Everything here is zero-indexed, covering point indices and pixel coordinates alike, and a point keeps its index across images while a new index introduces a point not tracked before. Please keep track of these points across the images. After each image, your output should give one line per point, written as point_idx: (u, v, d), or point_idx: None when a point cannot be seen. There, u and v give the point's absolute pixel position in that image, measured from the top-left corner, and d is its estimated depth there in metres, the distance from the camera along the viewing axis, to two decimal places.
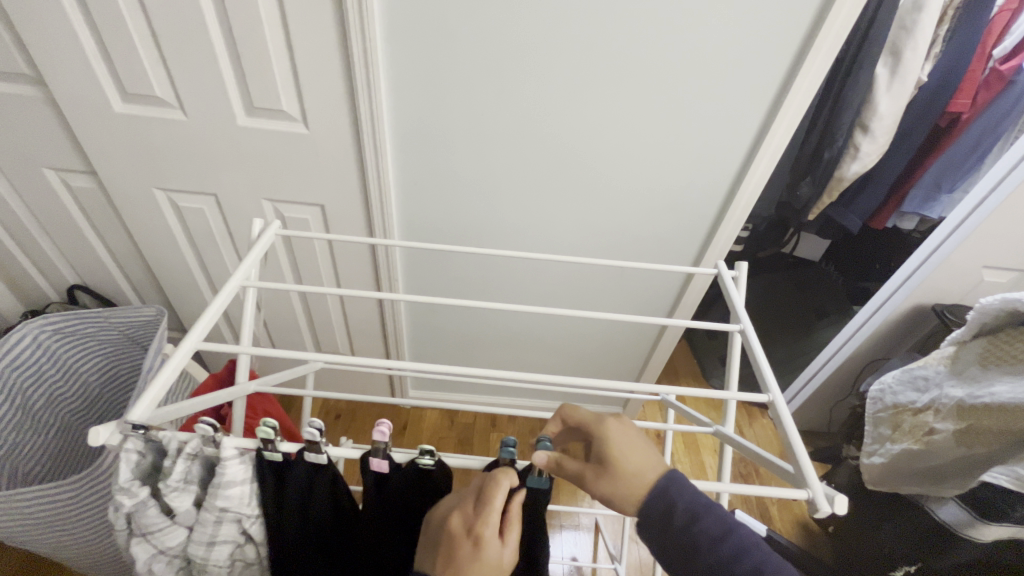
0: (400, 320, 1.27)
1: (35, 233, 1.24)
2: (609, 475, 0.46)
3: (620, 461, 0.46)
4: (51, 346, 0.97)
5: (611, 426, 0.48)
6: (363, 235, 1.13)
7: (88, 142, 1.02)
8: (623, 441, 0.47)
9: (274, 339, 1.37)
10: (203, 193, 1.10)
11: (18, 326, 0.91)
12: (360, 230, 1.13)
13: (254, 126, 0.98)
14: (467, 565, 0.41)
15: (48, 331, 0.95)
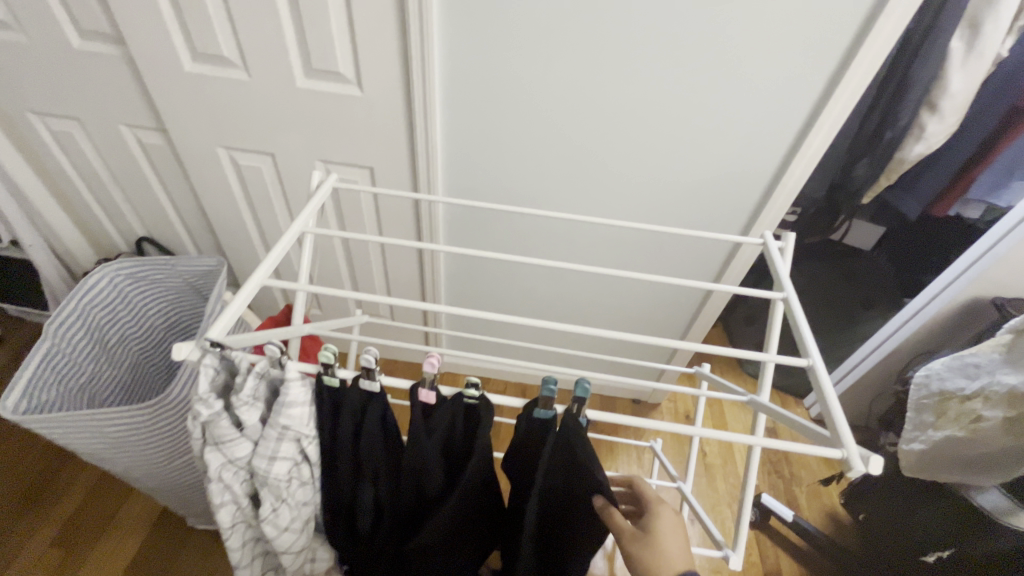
0: (439, 280, 1.32)
1: (109, 186, 1.34)
2: (647, 545, 0.52)
3: (662, 540, 0.53)
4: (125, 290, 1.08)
5: (664, 512, 0.56)
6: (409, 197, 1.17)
7: (160, 101, 1.08)
8: (670, 530, 0.54)
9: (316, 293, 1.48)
10: (262, 152, 1.16)
11: (96, 268, 1.01)
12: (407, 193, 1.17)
13: (312, 88, 1.02)
14: None
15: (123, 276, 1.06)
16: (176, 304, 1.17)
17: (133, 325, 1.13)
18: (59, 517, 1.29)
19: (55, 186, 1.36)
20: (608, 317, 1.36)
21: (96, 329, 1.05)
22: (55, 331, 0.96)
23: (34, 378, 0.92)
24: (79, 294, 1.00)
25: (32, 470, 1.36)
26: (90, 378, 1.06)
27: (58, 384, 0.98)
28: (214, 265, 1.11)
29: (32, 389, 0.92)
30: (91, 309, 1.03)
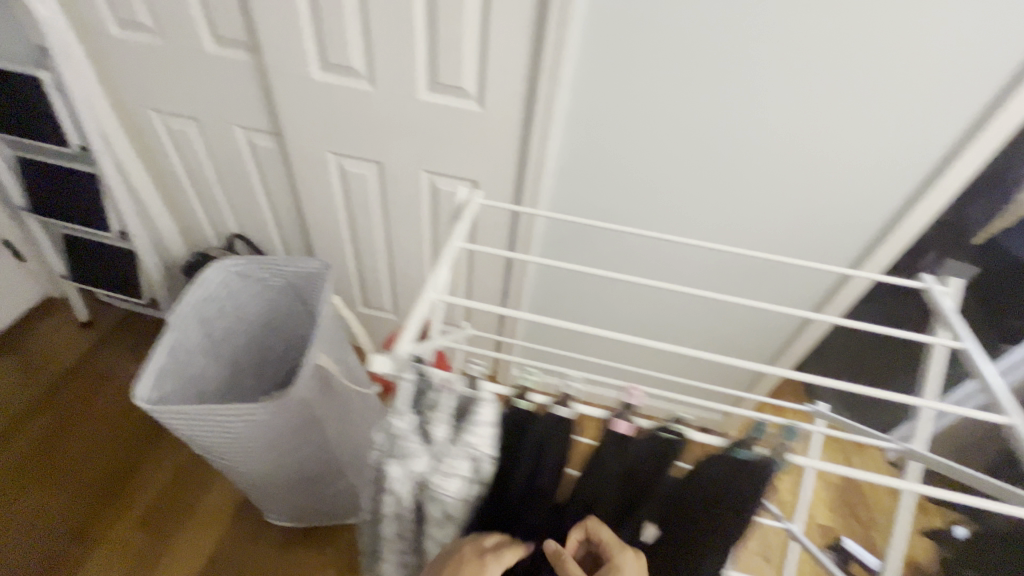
0: (526, 293, 1.33)
1: (212, 183, 1.39)
2: None
3: None
4: (234, 287, 1.13)
5: None
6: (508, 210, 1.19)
7: (280, 105, 1.11)
8: None
9: (397, 296, 1.51)
10: (369, 160, 1.18)
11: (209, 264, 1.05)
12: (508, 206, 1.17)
13: (433, 101, 1.03)
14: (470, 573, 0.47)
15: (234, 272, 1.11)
16: (274, 302, 1.22)
17: (233, 321, 1.17)
18: (150, 502, 1.34)
19: (160, 180, 1.42)
20: (692, 341, 1.35)
21: (207, 325, 1.09)
22: (177, 326, 1.00)
23: (161, 373, 0.96)
24: (196, 291, 1.04)
25: (124, 454, 1.42)
26: (200, 373, 1.10)
27: (177, 379, 1.02)
28: (318, 267, 1.14)
29: (159, 384, 0.95)
30: (205, 306, 1.07)
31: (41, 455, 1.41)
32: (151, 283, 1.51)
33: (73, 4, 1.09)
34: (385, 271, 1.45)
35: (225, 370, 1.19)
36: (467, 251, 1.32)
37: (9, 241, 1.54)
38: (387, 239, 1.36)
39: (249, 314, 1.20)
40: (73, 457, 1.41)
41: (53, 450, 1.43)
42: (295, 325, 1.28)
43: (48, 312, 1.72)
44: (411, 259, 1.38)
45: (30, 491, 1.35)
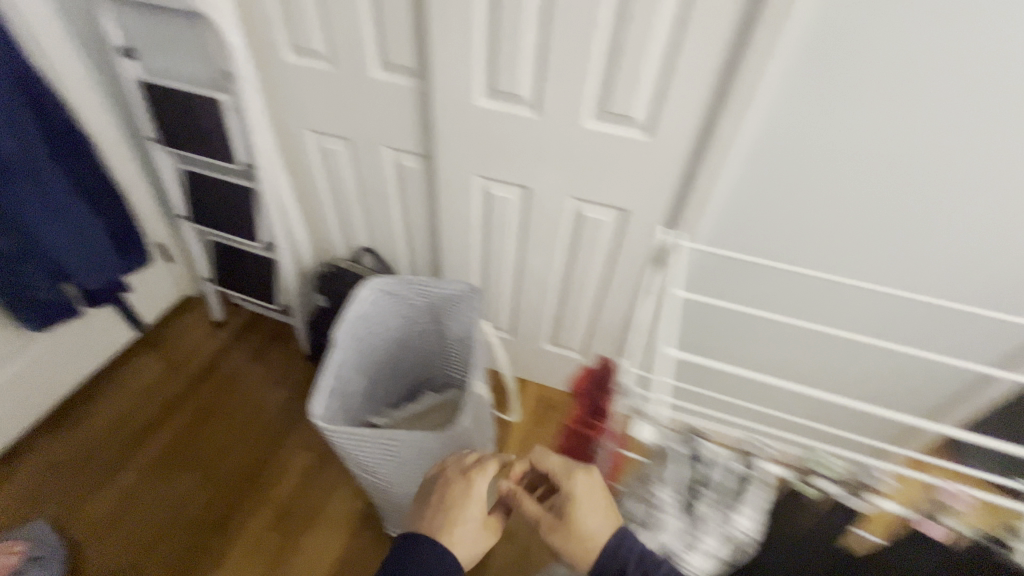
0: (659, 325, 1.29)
1: (352, 200, 1.45)
2: None
3: None
4: (379, 304, 1.17)
5: None
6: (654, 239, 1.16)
7: (438, 130, 1.14)
8: None
9: (517, 316, 1.52)
10: (515, 184, 1.19)
11: (362, 283, 1.11)
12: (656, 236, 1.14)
13: (596, 129, 1.02)
14: (460, 490, 0.81)
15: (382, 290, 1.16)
16: (411, 321, 1.27)
17: (376, 340, 1.22)
18: (278, 503, 1.40)
19: (303, 194, 1.50)
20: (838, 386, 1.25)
21: (358, 343, 1.15)
22: (338, 343, 1.06)
23: (326, 389, 1.02)
24: (352, 310, 1.10)
25: (254, 453, 1.50)
26: (350, 389, 1.16)
27: (336, 395, 1.08)
28: (460, 288, 1.17)
29: (323, 400, 1.01)
30: (358, 325, 1.13)
31: (179, 447, 1.50)
32: (285, 289, 1.60)
33: (255, 33, 1.16)
34: (509, 291, 1.46)
35: (366, 386, 1.25)
36: (602, 276, 1.30)
37: (163, 244, 1.68)
38: (518, 261, 1.36)
39: (387, 329, 1.24)
40: (207, 452, 1.50)
41: (189, 444, 1.51)
42: (426, 339, 1.32)
43: (184, 310, 1.86)
44: (538, 280, 1.38)
45: (170, 482, 1.43)
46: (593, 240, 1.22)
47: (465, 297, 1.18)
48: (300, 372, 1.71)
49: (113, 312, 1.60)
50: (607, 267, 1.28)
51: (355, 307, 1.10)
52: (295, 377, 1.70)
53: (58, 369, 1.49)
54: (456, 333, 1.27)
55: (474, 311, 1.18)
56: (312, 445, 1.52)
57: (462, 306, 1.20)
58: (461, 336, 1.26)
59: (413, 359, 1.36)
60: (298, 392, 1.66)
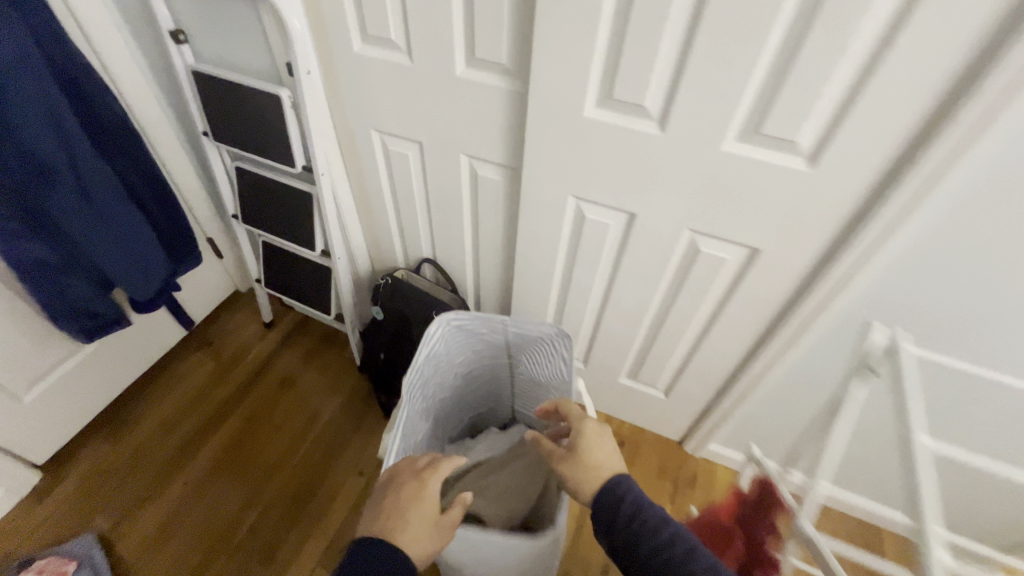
0: (771, 377, 1.11)
1: (418, 209, 1.29)
2: None
3: None
4: (450, 340, 1.03)
5: None
6: (785, 287, 0.95)
7: (531, 144, 0.95)
8: None
9: (594, 347, 1.35)
10: (617, 210, 0.99)
11: (434, 320, 0.97)
12: (789, 285, 0.94)
13: (740, 155, 0.80)
14: (414, 487, 0.79)
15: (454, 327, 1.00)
16: (485, 356, 1.12)
17: (446, 375, 1.09)
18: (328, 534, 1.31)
19: (364, 199, 1.35)
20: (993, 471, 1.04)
21: (427, 385, 1.02)
22: (406, 391, 0.93)
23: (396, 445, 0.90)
24: (422, 352, 0.96)
25: (302, 475, 1.41)
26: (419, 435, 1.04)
27: (405, 446, 0.96)
28: (547, 331, 1.00)
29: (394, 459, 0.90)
30: (428, 365, 0.99)
31: (225, 463, 1.42)
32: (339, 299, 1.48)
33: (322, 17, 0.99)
34: (589, 321, 1.29)
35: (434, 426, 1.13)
36: (707, 319, 1.11)
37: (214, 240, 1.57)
38: (606, 292, 1.18)
39: (456, 365, 1.10)
40: (254, 471, 1.41)
41: (235, 459, 1.43)
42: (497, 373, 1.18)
43: (232, 307, 1.77)
44: (626, 315, 1.20)
45: (217, 502, 1.35)
46: (706, 282, 1.02)
47: (553, 341, 1.00)
48: (350, 384, 1.61)
49: (162, 312, 1.52)
50: (714, 310, 1.08)
51: (425, 347, 0.96)
52: (345, 390, 1.60)
53: (109, 371, 1.42)
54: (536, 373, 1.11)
55: (563, 357, 1.00)
56: (364, 470, 1.43)
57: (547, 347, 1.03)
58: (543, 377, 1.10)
59: (483, 390, 1.23)
60: (348, 407, 1.56)
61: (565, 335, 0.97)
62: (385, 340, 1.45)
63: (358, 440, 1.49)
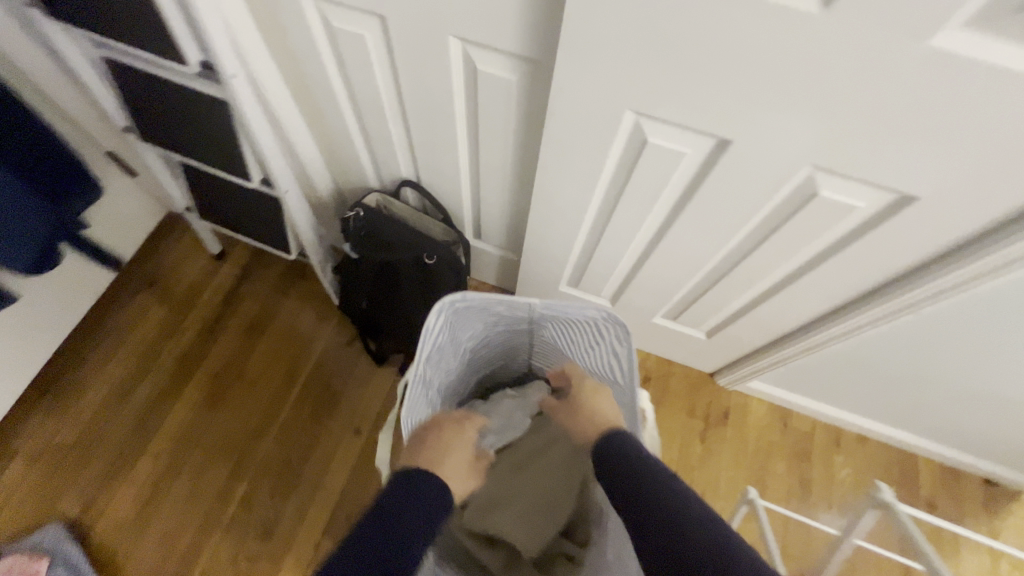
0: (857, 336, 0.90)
1: (392, 116, 0.91)
2: None
3: None
4: (456, 323, 0.79)
5: None
6: (927, 243, 0.68)
7: (573, 30, 0.57)
8: None
9: (627, 288, 1.11)
10: (699, 134, 0.65)
11: (436, 304, 0.71)
12: (934, 241, 0.67)
13: (958, 55, 0.46)
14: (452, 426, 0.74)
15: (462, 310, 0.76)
16: (503, 325, 0.89)
17: (455, 352, 0.87)
18: (328, 501, 1.18)
19: (313, 101, 0.95)
20: None
21: (432, 373, 0.80)
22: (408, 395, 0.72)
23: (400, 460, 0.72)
24: (424, 345, 0.72)
25: (289, 437, 1.24)
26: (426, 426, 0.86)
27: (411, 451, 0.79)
28: (591, 309, 0.76)
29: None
30: (434, 355, 0.76)
31: (197, 428, 1.24)
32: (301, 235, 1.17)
33: None
34: (624, 262, 1.02)
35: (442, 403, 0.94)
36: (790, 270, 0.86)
37: (117, 155, 1.15)
38: (655, 235, 0.90)
39: (463, 344, 0.88)
40: (232, 436, 1.24)
41: (207, 425, 1.25)
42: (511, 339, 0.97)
43: (169, 237, 1.44)
44: (677, 261, 0.93)
45: (196, 474, 1.20)
46: (808, 233, 0.74)
47: (598, 322, 0.77)
48: (329, 326, 1.37)
49: (76, 258, 1.17)
50: (804, 262, 0.82)
51: (428, 339, 0.72)
52: (324, 334, 1.37)
53: (29, 339, 1.14)
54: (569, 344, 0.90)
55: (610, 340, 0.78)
56: (359, 426, 1.26)
57: (588, 326, 0.80)
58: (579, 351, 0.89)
59: (498, 351, 1.02)
60: (329, 355, 1.34)
61: (618, 320, 0.74)
62: (365, 286, 1.18)
63: (347, 392, 1.30)
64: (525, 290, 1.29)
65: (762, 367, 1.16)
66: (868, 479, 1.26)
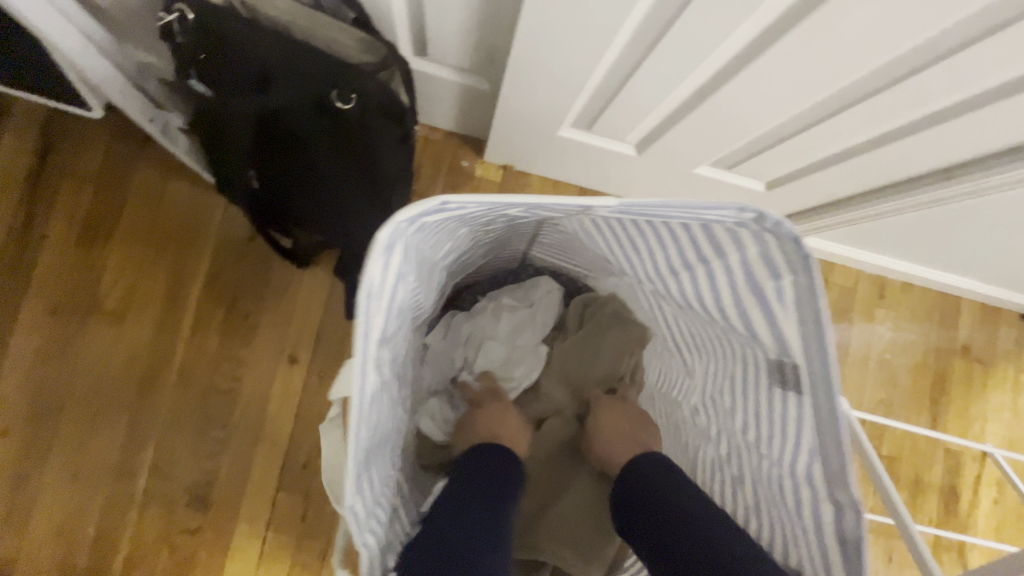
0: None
1: None
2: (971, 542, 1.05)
3: None
4: (416, 238, 0.46)
5: None
6: None
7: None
8: None
9: (671, 127, 0.74)
10: None
11: (382, 234, 0.39)
12: None
13: None
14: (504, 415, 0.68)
15: (429, 217, 0.43)
16: (495, 225, 0.57)
17: (426, 285, 0.57)
18: (273, 449, 0.90)
19: None
20: None
21: (395, 340, 0.51)
22: (364, 398, 0.42)
23: (369, 500, 0.46)
24: (373, 316, 0.41)
25: (195, 379, 0.90)
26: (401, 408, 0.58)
27: (384, 461, 0.52)
28: (726, 214, 0.40)
29: (374, 516, 0.47)
30: (393, 321, 0.47)
31: (56, 387, 0.88)
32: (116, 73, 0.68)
33: None
34: (695, 78, 0.62)
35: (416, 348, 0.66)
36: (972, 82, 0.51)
37: None
38: (781, 23, 0.50)
39: (437, 258, 0.57)
40: (112, 387, 0.89)
41: (69, 379, 0.88)
42: (512, 234, 0.65)
43: None
44: (777, 70, 0.55)
45: (76, 442, 0.88)
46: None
47: (733, 234, 0.42)
48: (213, 216, 0.92)
49: None
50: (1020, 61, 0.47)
51: (375, 302, 0.41)
52: (208, 229, 0.91)
53: None
54: (649, 267, 0.54)
55: (755, 264, 0.43)
56: (293, 352, 0.92)
57: (706, 241, 0.44)
58: (664, 279, 0.54)
59: (487, 258, 0.73)
60: (223, 260, 0.92)
61: (785, 228, 0.38)
62: (244, 157, 0.69)
63: (264, 309, 0.92)
64: (502, 137, 0.87)
65: (828, 223, 0.90)
66: (908, 328, 1.11)
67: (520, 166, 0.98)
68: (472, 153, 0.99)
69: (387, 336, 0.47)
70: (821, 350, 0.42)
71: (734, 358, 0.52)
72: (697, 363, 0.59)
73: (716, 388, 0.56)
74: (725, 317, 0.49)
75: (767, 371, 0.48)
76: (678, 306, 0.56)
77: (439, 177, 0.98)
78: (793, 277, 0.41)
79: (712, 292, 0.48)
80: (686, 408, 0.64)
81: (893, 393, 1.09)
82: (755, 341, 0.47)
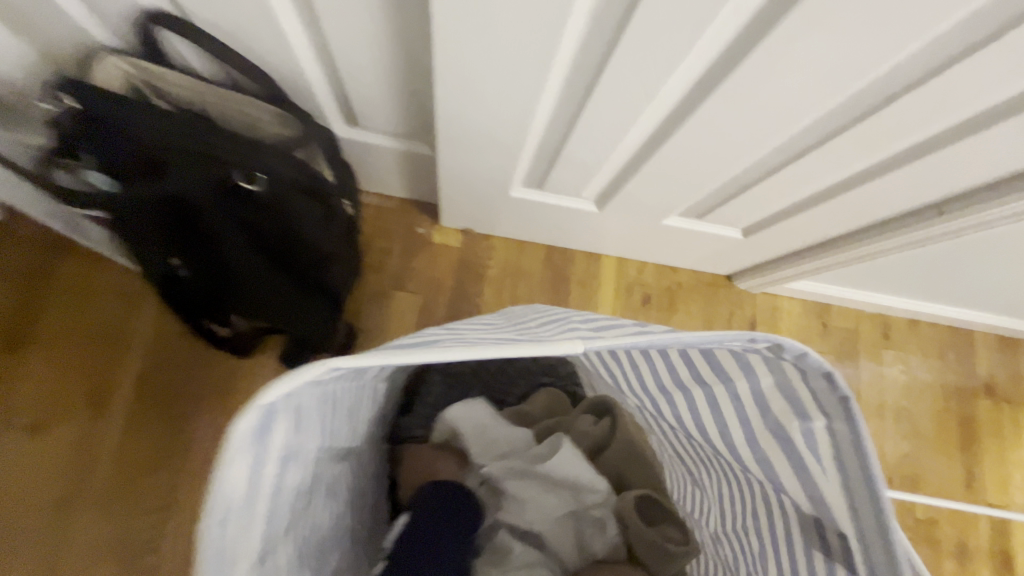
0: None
1: None
2: None
3: None
4: (329, 397, 0.36)
5: None
6: None
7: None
8: None
9: (626, 176, 0.68)
10: None
11: (239, 424, 0.28)
12: None
13: None
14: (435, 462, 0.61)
15: (325, 383, 0.33)
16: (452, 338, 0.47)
17: (358, 414, 0.46)
18: None
19: None
20: None
21: (307, 513, 0.40)
22: None
23: None
24: (241, 526, 0.31)
25: (122, 498, 0.79)
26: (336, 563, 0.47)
27: None
28: (732, 342, 0.32)
29: None
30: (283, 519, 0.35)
31: None
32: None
33: None
34: (644, 117, 0.57)
35: (365, 472, 0.55)
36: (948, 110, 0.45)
37: None
38: (731, 52, 0.44)
39: (374, 384, 0.46)
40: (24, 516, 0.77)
41: None
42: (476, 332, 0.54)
43: None
44: (726, 116, 0.51)
45: None
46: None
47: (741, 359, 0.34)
48: (144, 312, 0.84)
49: None
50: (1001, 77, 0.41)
51: (243, 506, 0.30)
52: (139, 324, 0.83)
53: None
54: (635, 380, 0.44)
55: (773, 396, 0.34)
56: None
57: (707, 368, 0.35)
58: (654, 397, 0.44)
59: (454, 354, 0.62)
60: (157, 360, 0.83)
61: (811, 359, 0.31)
62: (151, 242, 0.62)
63: (202, 409, 0.82)
64: (453, 202, 0.81)
65: (822, 266, 0.82)
66: (919, 369, 1.01)
67: (479, 228, 0.91)
68: (428, 219, 0.93)
69: (288, 519, 0.36)
70: (874, 512, 0.31)
71: (757, 499, 0.41)
72: (701, 476, 0.49)
73: (737, 527, 0.45)
74: (737, 451, 0.39)
75: (801, 524, 0.37)
76: (674, 429, 0.46)
77: (393, 248, 0.92)
78: (829, 421, 0.32)
79: (714, 421, 0.39)
80: (709, 536, 0.51)
81: (918, 444, 0.98)
82: (781, 489, 0.38)
